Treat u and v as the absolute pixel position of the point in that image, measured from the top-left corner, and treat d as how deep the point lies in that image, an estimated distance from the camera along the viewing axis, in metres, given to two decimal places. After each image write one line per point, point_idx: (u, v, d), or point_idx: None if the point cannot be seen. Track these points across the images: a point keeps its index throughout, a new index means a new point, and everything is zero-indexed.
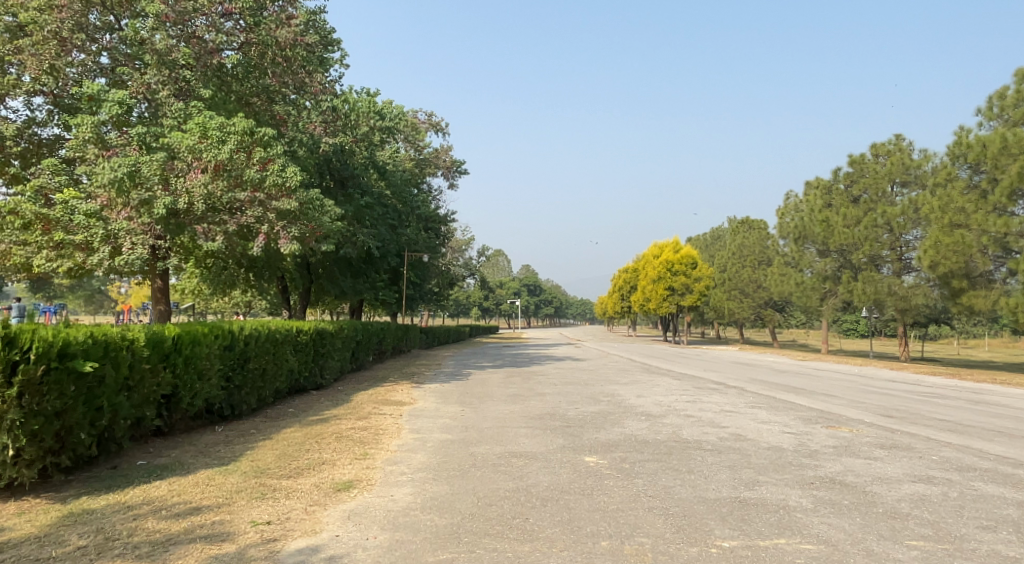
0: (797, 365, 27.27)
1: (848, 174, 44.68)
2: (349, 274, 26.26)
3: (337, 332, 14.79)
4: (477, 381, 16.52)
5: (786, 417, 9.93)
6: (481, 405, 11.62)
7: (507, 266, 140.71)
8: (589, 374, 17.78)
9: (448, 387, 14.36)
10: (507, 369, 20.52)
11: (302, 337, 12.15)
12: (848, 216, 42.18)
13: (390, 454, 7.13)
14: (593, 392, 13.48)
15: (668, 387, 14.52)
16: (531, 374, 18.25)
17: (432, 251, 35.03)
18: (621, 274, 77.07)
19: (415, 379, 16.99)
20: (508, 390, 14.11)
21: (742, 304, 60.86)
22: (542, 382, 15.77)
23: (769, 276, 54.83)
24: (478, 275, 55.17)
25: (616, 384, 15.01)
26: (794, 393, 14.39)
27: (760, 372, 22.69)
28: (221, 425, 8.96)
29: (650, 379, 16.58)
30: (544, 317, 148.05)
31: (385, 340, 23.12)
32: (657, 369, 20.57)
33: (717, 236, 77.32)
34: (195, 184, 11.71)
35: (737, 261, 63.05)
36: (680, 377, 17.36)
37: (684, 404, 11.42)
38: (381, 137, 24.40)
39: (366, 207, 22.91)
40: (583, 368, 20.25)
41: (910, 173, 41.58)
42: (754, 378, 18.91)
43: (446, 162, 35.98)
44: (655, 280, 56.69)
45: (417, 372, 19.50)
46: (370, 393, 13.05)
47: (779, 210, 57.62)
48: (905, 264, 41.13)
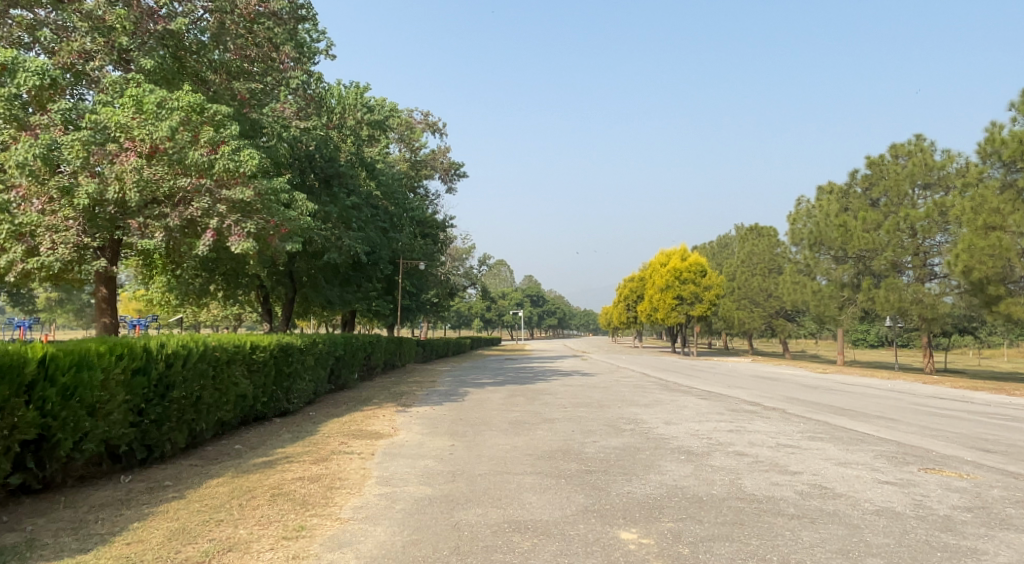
0: (825, 379, 24.95)
1: (867, 176, 42.52)
2: (337, 281, 24.19)
3: (310, 348, 12.70)
4: (475, 402, 14.33)
5: (866, 456, 7.73)
6: (476, 437, 9.44)
7: (509, 276, 138.43)
8: (603, 393, 15.55)
9: (439, 413, 12.19)
10: (508, 386, 18.34)
11: (257, 355, 10.04)
12: (869, 219, 39.93)
13: (336, 528, 4.97)
14: (612, 417, 11.26)
15: (699, 410, 12.31)
16: (537, 393, 16.03)
17: (429, 258, 32.97)
18: (626, 284, 74.94)
19: (403, 400, 14.84)
20: (510, 414, 11.90)
21: (753, 314, 58.63)
22: (549, 404, 13.54)
23: (783, 284, 52.48)
24: (480, 285, 52.99)
25: (636, 407, 12.80)
26: (845, 416, 12.20)
27: (787, 387, 20.43)
28: (130, 474, 6.82)
29: (673, 399, 14.38)
30: (547, 328, 145.65)
31: (374, 355, 21.01)
32: (677, 386, 18.36)
33: (725, 244, 75.19)
34: (125, 168, 9.64)
35: (748, 269, 60.74)
36: (706, 397, 15.14)
37: (728, 435, 9.21)
38: (369, 134, 22.51)
39: (352, 209, 20.98)
40: (595, 385, 18.00)
41: (932, 176, 39.05)
42: (788, 396, 16.70)
43: (444, 164, 33.89)
44: (663, 289, 54.44)
45: (407, 391, 17.34)
46: (342, 421, 10.90)
47: (791, 215, 55.30)
48: (929, 271, 38.88)
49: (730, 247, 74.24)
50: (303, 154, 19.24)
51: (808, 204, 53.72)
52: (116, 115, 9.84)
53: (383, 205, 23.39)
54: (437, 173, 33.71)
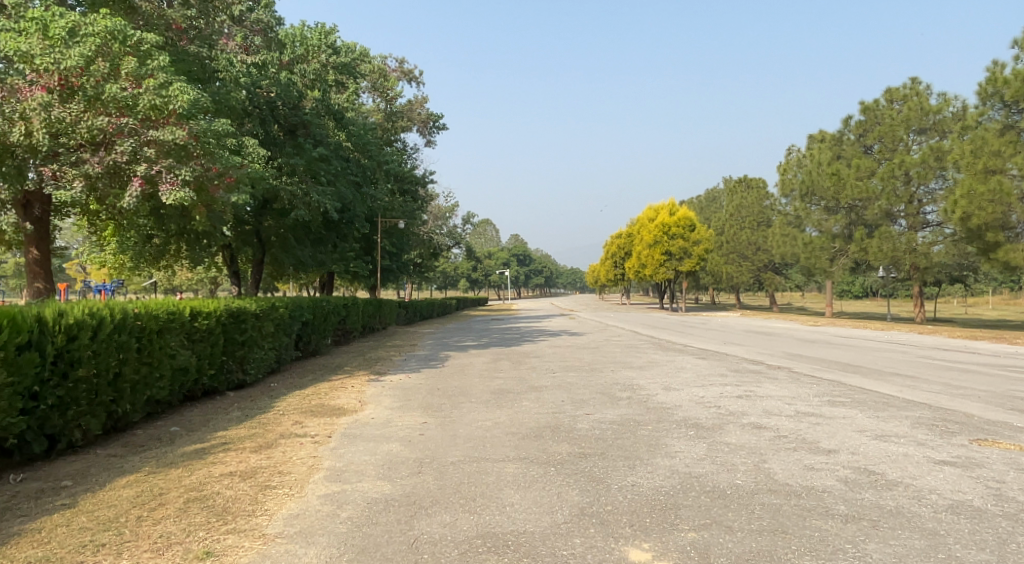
0: (820, 333, 24.13)
1: (860, 123, 41.19)
2: (309, 241, 22.77)
3: (270, 313, 11.40)
4: (455, 368, 13.19)
5: (904, 425, 6.64)
6: (453, 411, 8.28)
7: (494, 235, 136.95)
8: (593, 355, 14.45)
9: (414, 382, 11.03)
10: (492, 349, 17.23)
11: (199, 323, 8.71)
12: (862, 167, 38.83)
13: (254, 552, 3.78)
14: (606, 383, 10.16)
15: (699, 372, 11.23)
16: (522, 357, 14.91)
17: (409, 217, 31.61)
18: (614, 241, 73.85)
19: (378, 367, 13.68)
20: (493, 382, 10.77)
21: (742, 268, 58.03)
22: (536, 369, 12.43)
23: (772, 237, 51.56)
24: (465, 244, 51.59)
25: (631, 370, 11.71)
26: (858, 375, 11.18)
27: (784, 343, 19.50)
28: (23, 474, 5.57)
29: (669, 360, 13.32)
30: (534, 287, 144.87)
31: (350, 318, 19.76)
32: (671, 344, 17.36)
33: (712, 198, 74.08)
34: (30, 105, 8.10)
35: (736, 223, 59.70)
36: (704, 356, 14.11)
37: (739, 402, 8.11)
38: (337, 79, 20.81)
39: (319, 161, 19.52)
40: (584, 346, 16.92)
41: (928, 121, 37.78)
42: (787, 352, 15.78)
43: (422, 115, 32.04)
44: (651, 244, 53.35)
45: (383, 356, 16.17)
46: (304, 395, 9.68)
47: (781, 165, 54.10)
48: (922, 220, 37.99)
49: (718, 201, 73.02)
50: (265, 101, 18.43)
51: (798, 154, 52.52)
52: (15, 41, 8.25)
53: (355, 158, 21.95)
54: (414, 126, 31.96)
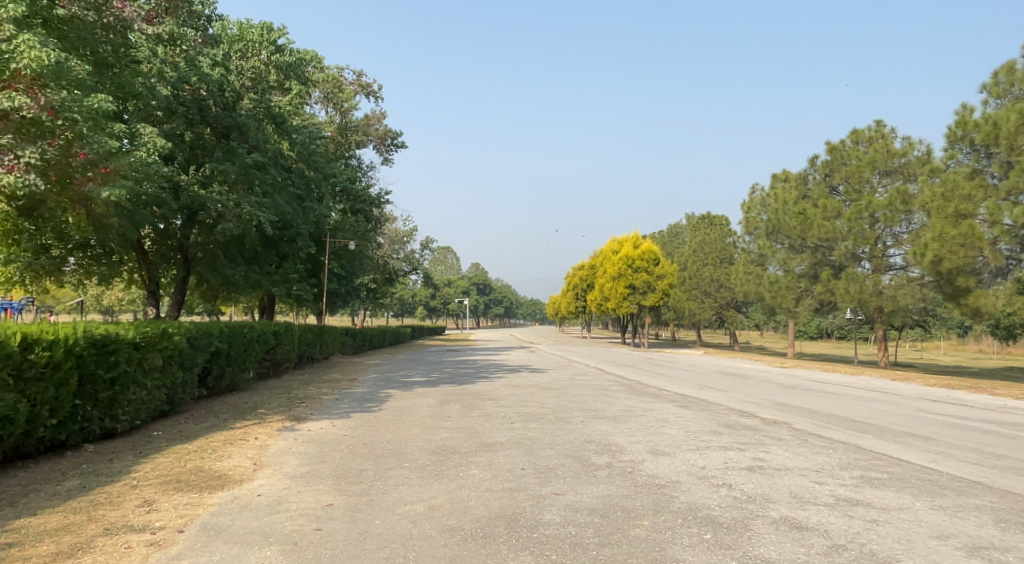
0: (795, 377, 22.64)
1: (825, 163, 40.63)
2: (242, 259, 20.46)
3: (160, 343, 9.18)
4: (396, 413, 11.09)
5: (993, 529, 4.78)
6: (374, 484, 6.15)
7: (455, 263, 134.80)
8: (557, 400, 12.44)
9: (337, 434, 8.84)
10: (442, 388, 15.08)
11: (35, 355, 6.59)
12: (829, 207, 38.23)
13: None
14: (576, 441, 8.18)
15: (686, 427, 9.34)
16: (476, 398, 12.82)
17: (361, 238, 29.34)
18: (576, 273, 72.60)
19: (302, 408, 11.46)
20: (436, 435, 8.69)
21: (704, 305, 57.18)
22: (490, 417, 10.37)
23: (735, 274, 50.88)
24: (423, 270, 49.41)
25: (604, 422, 9.77)
26: (870, 435, 9.42)
27: (763, 388, 17.83)
28: None
29: (647, 408, 11.40)
30: (493, 317, 142.78)
31: (281, 347, 17.47)
32: (643, 387, 15.53)
33: (675, 234, 73.64)
34: None
35: (699, 258, 58.97)
36: (684, 404, 12.26)
37: (752, 476, 6.22)
38: (280, 80, 18.62)
39: (255, 169, 17.33)
40: (546, 387, 14.92)
41: (894, 163, 37.29)
42: (772, 400, 14.06)
43: (379, 131, 29.82)
44: (615, 277, 52.06)
45: (313, 394, 13.86)
46: (184, 452, 7.47)
47: (745, 203, 53.64)
48: (887, 262, 37.49)
49: (681, 236, 72.49)
50: (191, 98, 16.53)
51: (762, 192, 52.12)
52: None
53: (299, 169, 19.71)
54: (372, 142, 29.84)
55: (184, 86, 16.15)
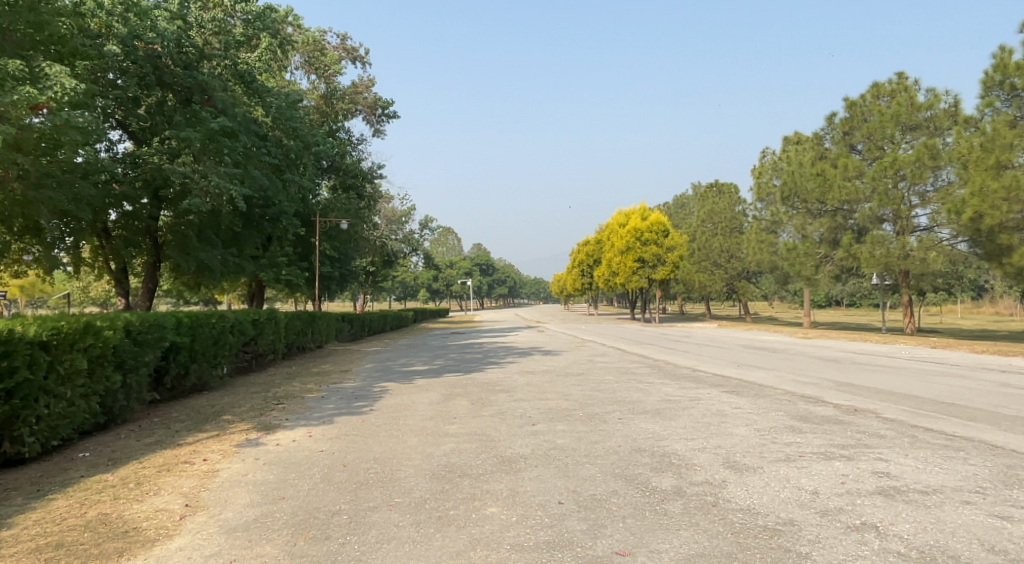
0: (832, 349, 20.71)
1: (844, 120, 38.10)
2: (219, 240, 18.51)
3: (82, 340, 7.15)
4: (391, 413, 9.18)
5: None
6: (346, 540, 4.22)
7: (456, 244, 132.85)
8: (582, 390, 10.49)
9: (311, 449, 6.92)
10: (446, 378, 13.16)
11: None
12: (850, 166, 35.87)
13: None
14: (623, 451, 6.23)
15: (755, 424, 7.38)
16: (486, 391, 10.91)
17: (354, 217, 27.32)
18: (581, 249, 70.54)
19: (278, 412, 9.54)
20: (439, 447, 6.76)
21: (714, 276, 55.19)
22: (505, 417, 8.43)
23: (747, 243, 48.80)
24: (423, 250, 47.41)
25: (648, 419, 7.83)
26: (989, 425, 7.43)
27: (806, 363, 15.89)
28: None
29: (693, 398, 9.44)
30: (497, 297, 140.99)
31: (263, 337, 15.55)
32: (675, 368, 13.60)
33: (682, 205, 71.38)
34: None
35: (708, 229, 56.73)
36: (733, 390, 10.30)
37: (899, 509, 4.27)
38: (248, 36, 16.50)
39: (224, 136, 15.37)
40: (565, 373, 12.98)
41: (919, 117, 34.81)
42: (830, 379, 12.10)
43: (368, 99, 27.47)
44: (622, 251, 49.98)
45: (296, 390, 11.95)
46: (95, 487, 5.54)
47: (755, 168, 51.24)
48: (912, 223, 35.33)
49: (687, 207, 70.09)
50: (144, 56, 14.50)
51: (773, 156, 49.81)
52: None
53: (276, 137, 17.57)
54: (360, 112, 27.60)
55: (136, 42, 14.10)
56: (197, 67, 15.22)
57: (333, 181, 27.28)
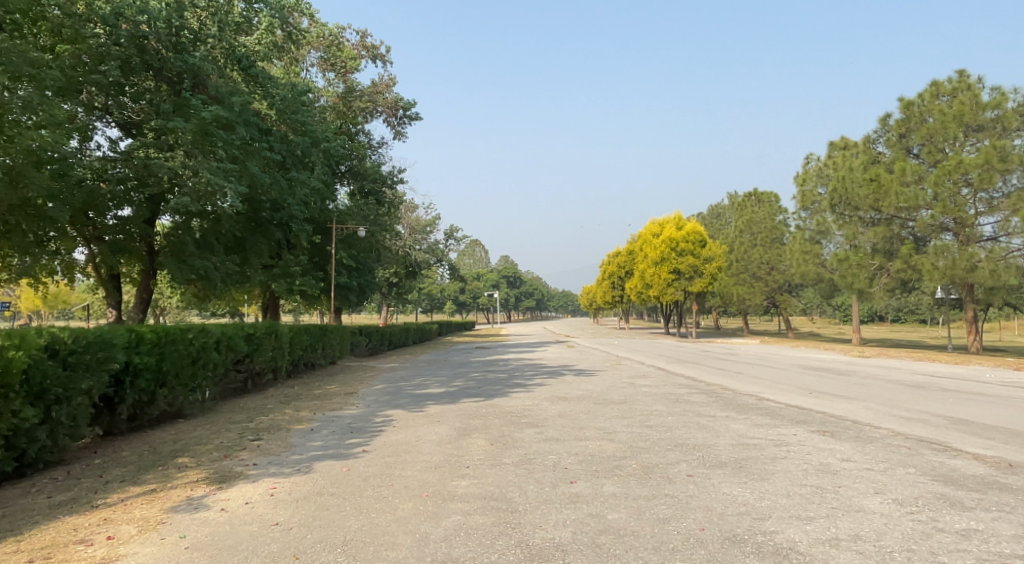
0: (905, 373, 18.18)
1: (900, 121, 35.39)
2: (220, 246, 16.89)
3: None
4: (389, 455, 7.22)
5: None
6: None
7: (484, 257, 131.38)
8: (629, 427, 8.40)
9: (262, 522, 4.96)
10: (463, 405, 11.18)
11: None
12: (908, 170, 33.07)
13: None
14: (711, 544, 4.17)
15: (891, 492, 5.24)
16: (510, 424, 8.88)
17: (373, 224, 25.66)
18: (612, 261, 68.17)
19: (248, 452, 7.63)
20: (439, 524, 4.74)
21: (753, 289, 52.37)
22: (534, 468, 6.38)
23: (789, 254, 46.02)
24: (448, 261, 45.60)
25: (730, 478, 5.73)
26: None
27: (887, 390, 13.52)
28: None
29: (778, 442, 7.29)
30: (524, 310, 138.94)
31: (260, 354, 13.79)
32: (736, 397, 11.40)
33: (717, 214, 68.63)
34: None
35: (746, 240, 53.95)
36: (824, 431, 8.11)
37: None
38: (249, 19, 14.95)
39: (217, 127, 13.78)
40: (605, 401, 10.89)
41: (984, 117, 31.96)
42: (935, 413, 9.81)
43: (388, 99, 25.79)
44: (657, 262, 47.54)
45: (283, 419, 10.04)
46: None
47: (798, 175, 48.47)
48: (977, 232, 32.41)
49: (723, 217, 67.31)
50: (129, 36, 13.00)
51: (818, 162, 47.06)
52: None
53: (281, 132, 15.92)
54: (380, 113, 25.98)
55: (120, 21, 12.61)
56: (191, 51, 13.73)
57: (352, 186, 25.71)
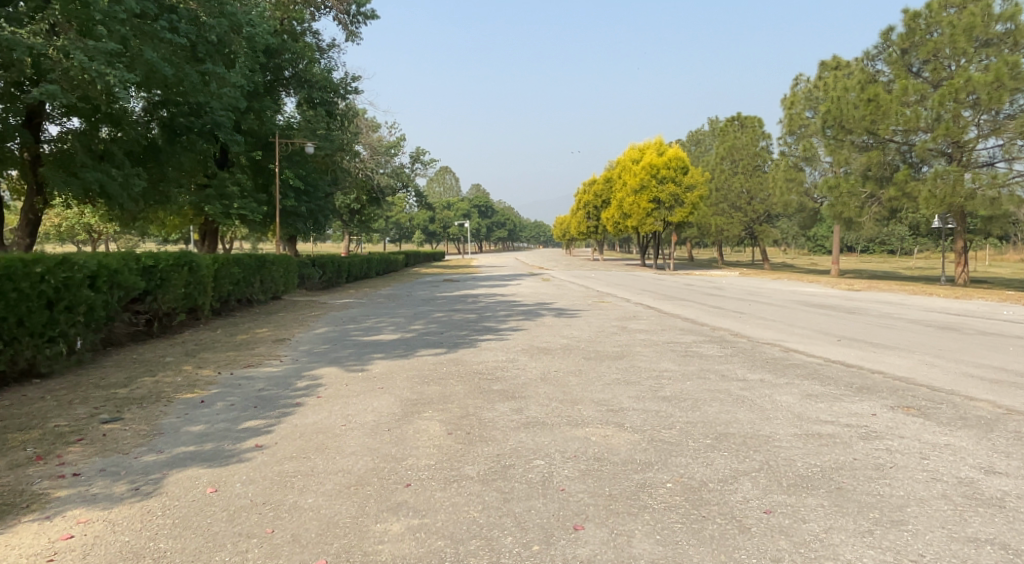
0: (922, 312, 16.19)
1: (902, 36, 32.55)
2: (123, 157, 13.83)
3: None
4: (291, 456, 4.76)
5: None
6: None
7: (455, 185, 127.14)
8: (644, 403, 6.04)
9: None
10: (415, 360, 8.71)
11: None
12: (910, 89, 30.50)
13: None
14: None
15: None
16: (477, 396, 6.45)
17: (324, 140, 22.45)
18: (588, 189, 65.33)
19: (80, 448, 5.07)
20: None
21: (733, 219, 50.34)
22: (510, 492, 3.99)
23: (773, 181, 43.71)
24: (414, 186, 42.28)
25: (842, 524, 3.42)
26: None
27: (922, 336, 11.42)
28: None
29: (864, 435, 4.99)
30: (495, 240, 136.24)
31: (167, 292, 11.11)
32: (758, 349, 9.14)
33: (697, 141, 65.70)
34: None
35: (727, 167, 51.49)
36: (907, 408, 5.89)
37: None
38: None
39: None
40: (599, 356, 8.53)
41: (994, 30, 29.30)
42: (1019, 374, 7.66)
43: None
44: (636, 190, 44.92)
45: (171, 383, 7.46)
46: None
47: (786, 98, 45.65)
48: (975, 158, 30.38)
49: (703, 144, 64.54)
50: None
51: (807, 83, 44.19)
52: None
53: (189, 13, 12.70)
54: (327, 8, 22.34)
55: None
56: None
57: (298, 96, 22.38)
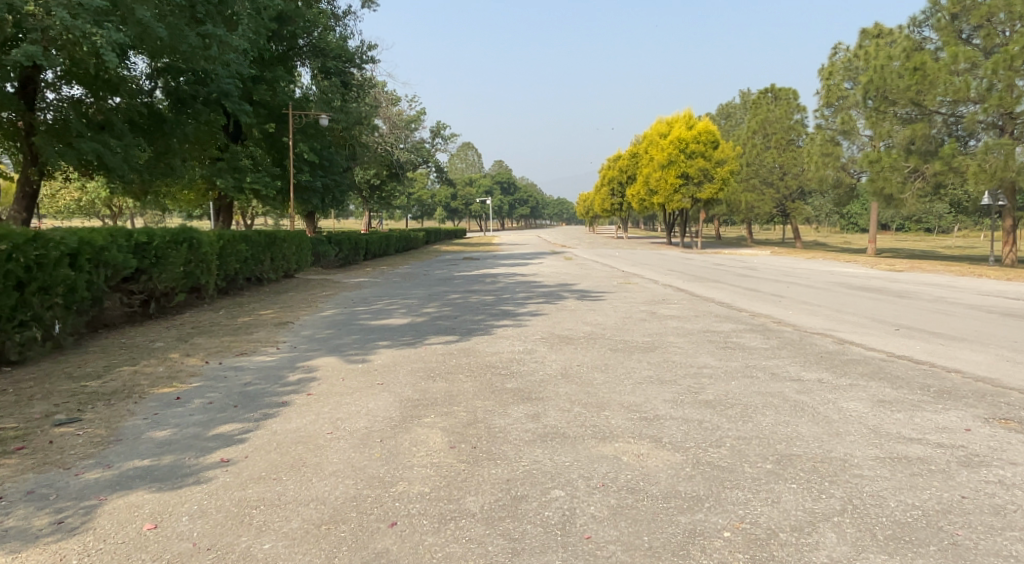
0: (979, 295, 14.88)
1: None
2: (123, 127, 13.10)
3: None
4: (258, 478, 3.93)
5: None
6: None
7: (478, 161, 125.70)
8: (684, 411, 5.08)
9: None
10: (421, 349, 7.84)
11: None
12: (960, 56, 28.52)
13: None
14: None
15: None
16: (488, 398, 5.55)
17: (342, 114, 21.52)
18: (614, 165, 63.68)
19: (17, 460, 4.30)
20: None
21: (764, 196, 48.54)
22: (520, 543, 3.11)
23: (808, 156, 41.85)
24: (435, 161, 41.28)
25: None
26: None
27: (987, 324, 10.26)
28: None
29: (965, 462, 3.98)
30: (518, 217, 134.87)
31: (163, 270, 10.39)
32: (808, 341, 8.11)
33: (727, 114, 63.46)
34: None
35: (759, 141, 49.54)
36: (1004, 421, 4.87)
37: None
38: None
39: None
40: (628, 348, 7.58)
41: None
42: None
43: None
44: (663, 165, 43.39)
45: (149, 375, 6.69)
46: None
47: (823, 69, 43.50)
48: None
49: (734, 117, 62.34)
50: None
51: (846, 52, 41.99)
52: None
53: None
54: None
55: None
56: None
57: (312, 66, 21.49)
